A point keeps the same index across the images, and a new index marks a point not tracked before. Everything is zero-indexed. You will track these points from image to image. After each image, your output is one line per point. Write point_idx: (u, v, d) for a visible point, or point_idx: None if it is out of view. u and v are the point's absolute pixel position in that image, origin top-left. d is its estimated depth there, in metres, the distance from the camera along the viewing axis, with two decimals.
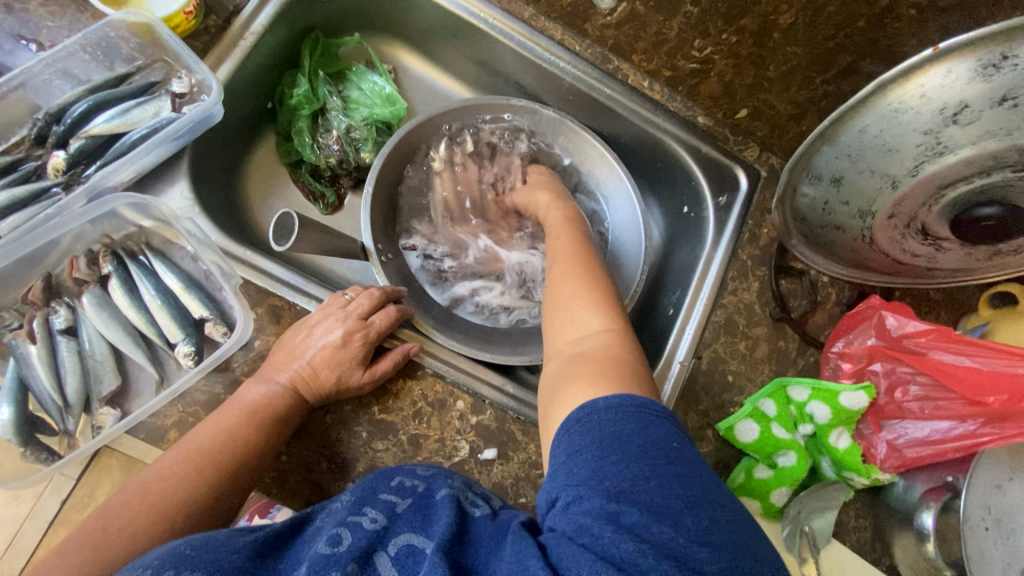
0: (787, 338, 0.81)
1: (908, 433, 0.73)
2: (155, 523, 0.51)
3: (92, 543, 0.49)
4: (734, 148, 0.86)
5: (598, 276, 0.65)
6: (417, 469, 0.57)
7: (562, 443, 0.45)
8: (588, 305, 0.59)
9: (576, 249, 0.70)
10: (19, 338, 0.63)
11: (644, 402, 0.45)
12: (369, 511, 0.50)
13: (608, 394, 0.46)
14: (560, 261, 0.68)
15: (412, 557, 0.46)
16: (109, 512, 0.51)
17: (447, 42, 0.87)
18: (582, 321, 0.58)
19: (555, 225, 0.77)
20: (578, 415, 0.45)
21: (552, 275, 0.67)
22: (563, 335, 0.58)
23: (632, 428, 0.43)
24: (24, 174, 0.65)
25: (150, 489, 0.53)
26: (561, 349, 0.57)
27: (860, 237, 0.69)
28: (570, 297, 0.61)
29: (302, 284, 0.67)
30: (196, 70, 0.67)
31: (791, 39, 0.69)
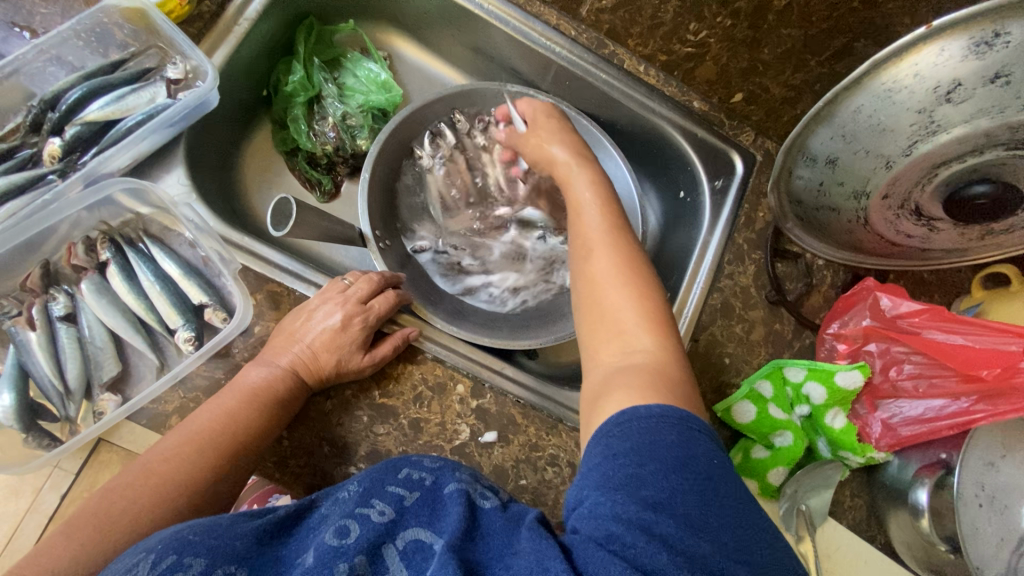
0: (783, 320, 0.82)
1: (902, 412, 0.75)
2: (159, 504, 0.51)
3: (95, 522, 0.49)
4: (729, 132, 0.86)
5: (644, 274, 0.60)
6: (423, 461, 0.57)
7: (598, 446, 0.46)
8: (637, 315, 0.57)
9: (599, 229, 0.65)
10: (18, 326, 0.63)
11: (683, 414, 0.46)
12: (378, 504, 0.49)
13: (651, 402, 0.47)
14: (592, 248, 0.63)
15: (420, 553, 0.45)
16: (110, 495, 0.51)
17: (442, 29, 0.87)
18: (631, 332, 0.56)
19: (580, 192, 0.70)
20: (618, 419, 0.46)
21: (585, 266, 0.62)
22: (609, 344, 0.56)
23: (673, 441, 0.43)
24: (20, 161, 0.65)
25: (152, 470, 0.53)
26: (606, 358, 0.56)
27: (855, 218, 0.70)
28: (616, 305, 0.58)
29: (301, 271, 0.67)
30: (190, 56, 0.66)
31: (785, 21, 0.69)
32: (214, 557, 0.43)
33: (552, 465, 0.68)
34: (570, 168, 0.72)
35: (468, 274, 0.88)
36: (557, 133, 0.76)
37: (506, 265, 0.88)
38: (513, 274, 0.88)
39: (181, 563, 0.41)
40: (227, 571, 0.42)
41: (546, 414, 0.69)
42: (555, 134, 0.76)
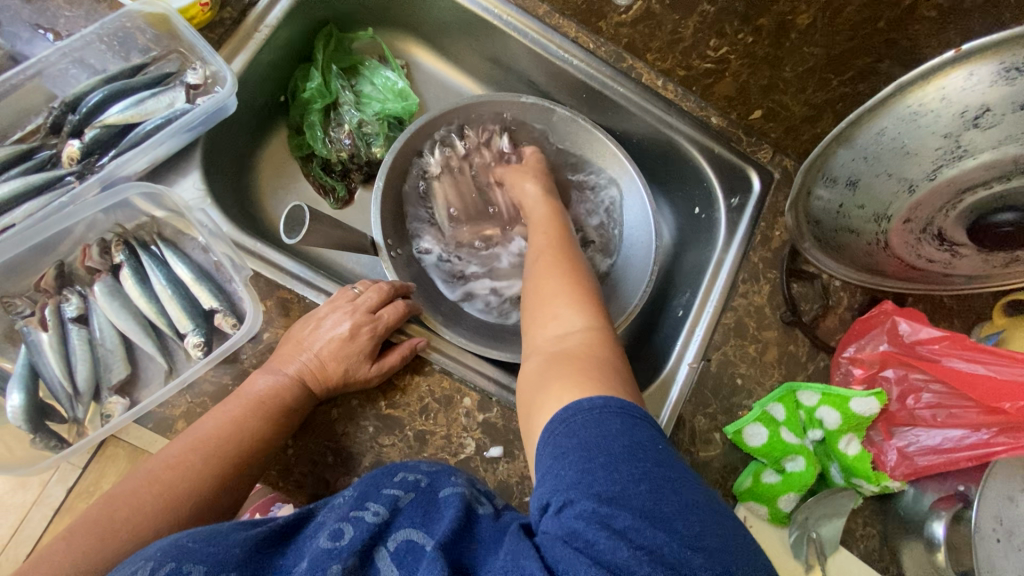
0: (798, 342, 0.80)
1: (919, 441, 0.73)
2: (162, 510, 0.51)
3: (100, 530, 0.49)
4: (747, 149, 0.85)
5: (583, 278, 0.65)
6: (420, 465, 0.56)
7: (547, 447, 0.44)
8: (573, 305, 0.60)
9: (549, 246, 0.71)
10: (32, 326, 0.63)
11: (624, 404, 0.45)
12: (371, 506, 0.48)
13: (592, 395, 0.46)
14: (545, 255, 0.69)
15: (411, 552, 0.44)
16: (112, 501, 0.51)
17: (461, 39, 0.87)
18: (566, 321, 0.58)
19: (538, 216, 0.79)
20: (562, 417, 0.45)
21: (530, 275, 0.67)
22: (546, 332, 0.58)
23: (617, 429, 0.42)
24: (40, 162, 0.65)
25: (157, 478, 0.53)
26: (541, 346, 0.57)
27: (874, 241, 0.69)
28: (552, 295, 0.61)
29: (311, 278, 0.67)
30: (210, 61, 0.67)
31: (808, 40, 0.68)
32: (213, 565, 0.42)
33: None
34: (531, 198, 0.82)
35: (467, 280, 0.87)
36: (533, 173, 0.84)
37: (514, 274, 0.87)
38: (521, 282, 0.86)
39: (181, 570, 0.41)
40: None
41: None
42: (529, 169, 0.85)
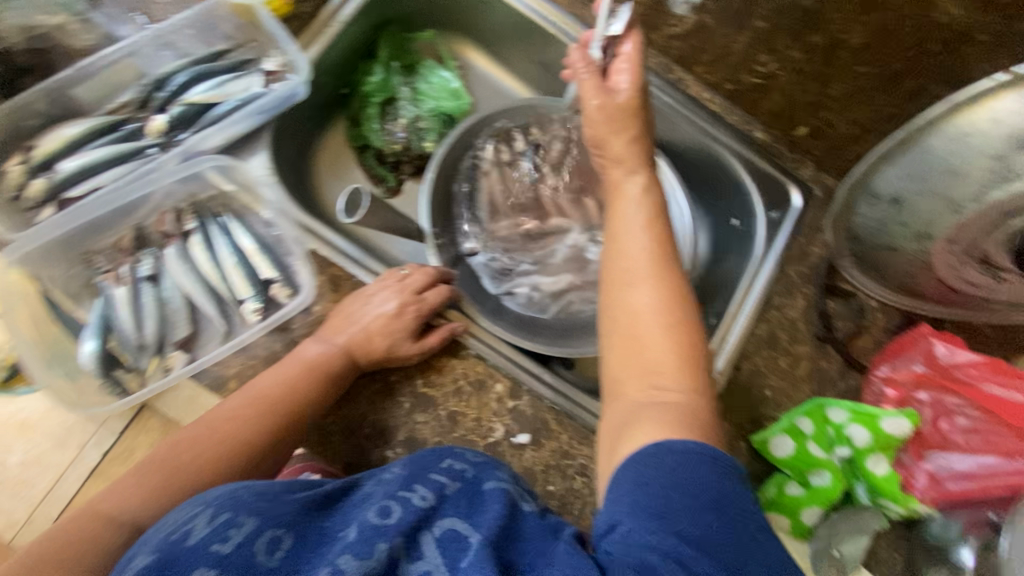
0: (830, 358, 0.80)
1: (950, 465, 0.72)
2: (222, 460, 0.55)
3: (166, 470, 0.53)
4: (789, 165, 0.87)
5: (686, 307, 0.55)
6: (466, 454, 0.57)
7: (628, 471, 0.45)
8: (674, 351, 0.53)
9: (648, 261, 0.57)
10: (108, 280, 0.69)
11: (716, 453, 0.45)
12: (419, 489, 0.50)
13: (686, 438, 0.46)
14: (644, 274, 0.57)
15: (456, 542, 0.45)
16: (176, 447, 0.55)
17: (515, 44, 0.91)
18: (668, 370, 0.52)
19: (632, 219, 0.61)
20: (654, 449, 0.45)
21: (617, 295, 0.57)
22: (639, 378, 0.52)
23: (707, 480, 0.43)
24: (126, 133, 0.70)
25: (217, 427, 0.56)
26: (634, 392, 0.52)
27: (915, 260, 0.71)
28: (652, 336, 0.53)
29: (361, 258, 0.71)
30: (287, 51, 0.71)
31: (860, 59, 0.69)
32: (265, 518, 0.45)
33: (580, 475, 0.68)
34: (628, 173, 0.63)
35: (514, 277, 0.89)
36: (636, 128, 0.64)
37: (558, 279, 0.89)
38: (569, 275, 0.89)
39: (234, 520, 0.44)
40: (274, 534, 0.44)
41: (580, 424, 0.70)
42: (625, 119, 0.63)
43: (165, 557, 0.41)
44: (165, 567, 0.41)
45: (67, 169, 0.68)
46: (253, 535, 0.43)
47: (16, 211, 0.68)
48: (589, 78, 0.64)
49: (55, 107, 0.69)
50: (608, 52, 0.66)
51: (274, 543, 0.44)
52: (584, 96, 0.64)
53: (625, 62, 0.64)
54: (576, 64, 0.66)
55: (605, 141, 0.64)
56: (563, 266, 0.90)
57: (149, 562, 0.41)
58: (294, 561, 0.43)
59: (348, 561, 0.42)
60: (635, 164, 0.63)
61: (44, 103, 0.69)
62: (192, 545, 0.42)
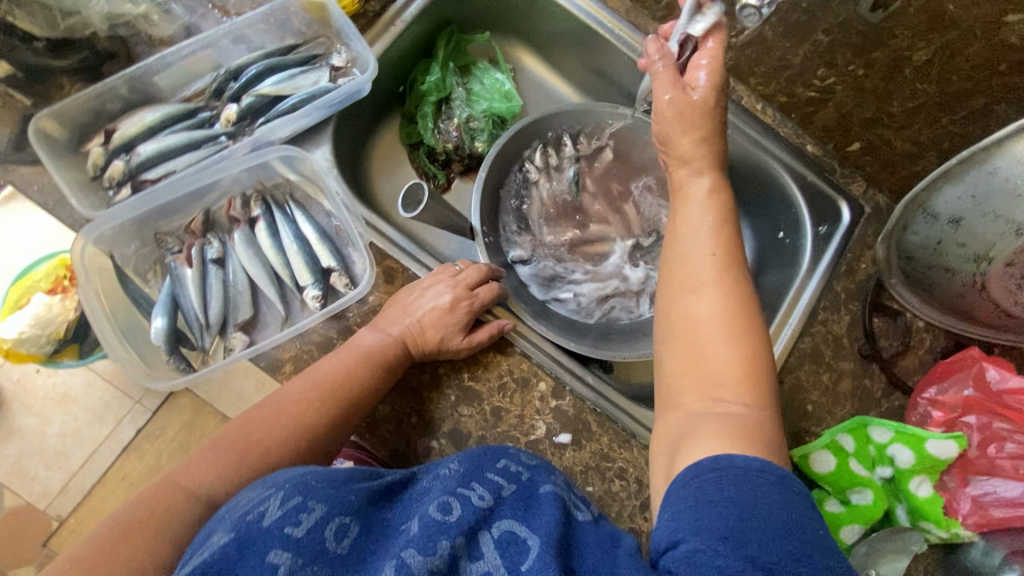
0: (873, 377, 0.80)
1: (996, 492, 0.71)
2: (288, 440, 0.58)
3: (238, 446, 0.56)
4: (839, 180, 0.87)
5: (750, 317, 0.54)
6: (521, 455, 0.59)
7: (688, 488, 0.44)
8: (736, 362, 0.52)
9: (711, 269, 0.57)
10: (178, 261, 0.72)
11: (783, 474, 0.44)
12: (478, 488, 0.51)
13: (748, 454, 0.45)
14: (710, 283, 0.56)
15: (514, 545, 0.47)
16: (248, 424, 0.58)
17: (569, 50, 0.92)
18: (728, 381, 0.51)
19: (697, 225, 0.60)
20: (714, 465, 0.44)
21: (677, 302, 0.57)
22: (698, 387, 0.52)
23: (778, 500, 0.42)
24: (200, 121, 0.74)
25: (285, 409, 0.59)
26: (691, 400, 0.52)
27: (970, 282, 0.70)
28: (715, 347, 0.53)
29: (415, 252, 0.72)
30: (354, 47, 0.74)
31: (922, 77, 0.68)
32: (333, 505, 0.47)
33: (619, 478, 0.69)
34: (694, 173, 0.63)
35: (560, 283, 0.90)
36: (704, 129, 0.62)
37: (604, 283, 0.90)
38: (616, 282, 0.89)
39: (305, 505, 0.46)
40: (342, 521, 0.47)
41: (620, 427, 0.71)
42: (699, 117, 0.62)
43: (241, 535, 0.44)
44: (241, 544, 0.43)
45: (146, 153, 0.72)
46: (321, 522, 0.46)
47: (95, 190, 0.72)
48: (664, 69, 0.64)
49: (136, 93, 0.73)
50: (686, 47, 0.65)
51: (342, 531, 0.46)
52: (657, 88, 0.63)
53: (704, 57, 0.63)
54: (652, 55, 0.65)
55: (672, 136, 0.63)
56: (612, 273, 0.90)
57: (226, 540, 0.44)
58: (359, 551, 0.46)
59: (412, 555, 0.44)
60: (702, 165, 0.63)
61: (126, 89, 0.72)
62: (267, 526, 0.44)
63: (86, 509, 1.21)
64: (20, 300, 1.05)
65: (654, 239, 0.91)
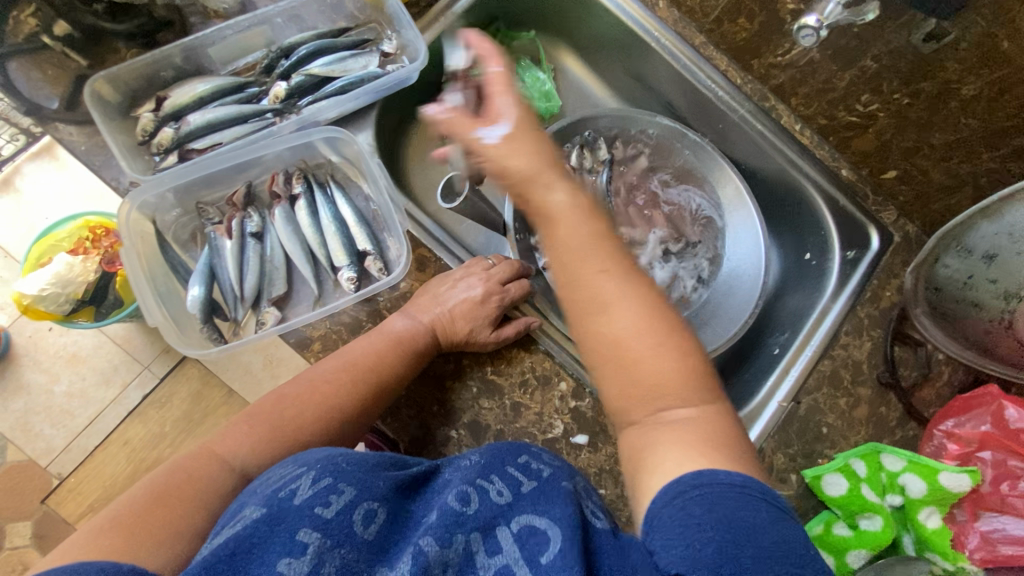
0: (890, 406, 0.79)
1: (1005, 529, 0.72)
2: (319, 419, 0.59)
3: (274, 421, 0.58)
4: (872, 208, 0.86)
5: (663, 316, 0.55)
6: (543, 455, 0.58)
7: (675, 511, 0.44)
8: (670, 370, 0.53)
9: (614, 283, 0.55)
10: (218, 232, 0.72)
11: (766, 489, 0.45)
12: (496, 482, 0.51)
13: (733, 471, 0.46)
14: (619, 301, 0.54)
15: (533, 537, 0.46)
16: (281, 401, 0.60)
17: (612, 54, 0.93)
18: (672, 389, 0.53)
19: (578, 239, 0.57)
20: (697, 483, 0.45)
21: (597, 325, 0.55)
22: (643, 402, 0.53)
23: (764, 519, 0.43)
24: (248, 96, 0.76)
25: (318, 388, 0.61)
26: (649, 415, 0.53)
27: (998, 319, 0.71)
28: (646, 364, 0.53)
29: (447, 242, 0.73)
30: (406, 35, 0.75)
31: (967, 110, 0.68)
32: (362, 489, 0.48)
33: None
34: (544, 188, 0.58)
35: None
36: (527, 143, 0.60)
37: None
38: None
39: (336, 487, 0.47)
40: (369, 506, 0.47)
41: None
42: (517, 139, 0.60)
43: (273, 511, 0.45)
44: (272, 520, 0.44)
45: (195, 122, 0.73)
46: (350, 505, 0.46)
47: (141, 154, 0.73)
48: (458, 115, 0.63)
49: (189, 63, 0.74)
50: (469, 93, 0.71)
51: (370, 516, 0.46)
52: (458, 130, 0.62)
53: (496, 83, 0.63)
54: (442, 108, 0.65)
55: (503, 163, 0.59)
56: None
57: (258, 514, 0.45)
58: (383, 539, 0.46)
59: (429, 544, 0.44)
60: (546, 179, 0.58)
61: (179, 58, 0.73)
62: (298, 504, 0.45)
63: (88, 468, 1.23)
64: (41, 259, 1.08)
65: (682, 245, 0.93)
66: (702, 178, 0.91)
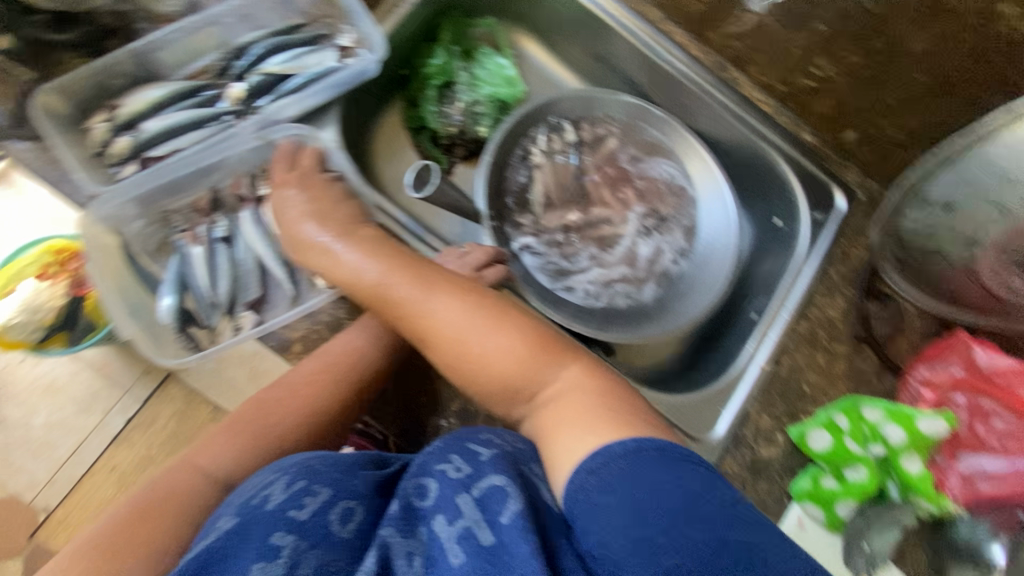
0: (866, 359, 0.82)
1: (983, 467, 0.74)
2: (300, 424, 0.62)
3: (255, 429, 0.61)
4: (834, 168, 0.88)
5: (492, 309, 0.63)
6: (505, 435, 0.58)
7: (583, 498, 0.49)
8: (518, 364, 0.61)
9: (437, 307, 0.62)
10: (185, 240, 0.74)
11: (658, 446, 0.50)
12: (455, 459, 0.51)
13: (624, 438, 0.52)
14: (444, 322, 0.62)
15: (494, 500, 0.46)
16: (261, 406, 0.62)
17: (571, 36, 0.93)
18: (526, 379, 0.60)
19: (391, 280, 0.64)
20: (592, 467, 0.50)
21: (444, 345, 0.62)
22: (515, 403, 0.62)
23: (661, 481, 0.48)
24: (204, 99, 0.74)
25: (297, 391, 0.63)
26: (526, 401, 0.61)
27: (958, 265, 0.74)
28: (496, 372, 0.61)
29: (421, 234, 0.76)
30: (362, 28, 0.73)
31: (918, 65, 0.70)
32: (338, 489, 0.49)
33: None
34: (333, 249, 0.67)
35: (569, 275, 0.91)
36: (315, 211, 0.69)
37: (617, 261, 0.93)
38: (622, 268, 0.92)
39: (309, 489, 0.48)
40: (347, 505, 0.48)
41: None
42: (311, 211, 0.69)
43: (246, 518, 0.46)
44: (243, 527, 0.45)
45: (152, 129, 0.72)
46: (327, 504, 0.47)
47: (99, 166, 0.72)
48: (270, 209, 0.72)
49: (141, 69, 0.72)
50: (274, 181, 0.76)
51: (347, 513, 0.47)
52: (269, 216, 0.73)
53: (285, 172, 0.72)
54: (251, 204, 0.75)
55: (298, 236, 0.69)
56: (618, 260, 0.93)
57: (230, 525, 0.46)
58: (363, 536, 0.47)
59: (391, 535, 0.46)
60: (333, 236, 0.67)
61: (130, 64, 0.71)
62: (271, 509, 0.46)
63: (74, 502, 1.19)
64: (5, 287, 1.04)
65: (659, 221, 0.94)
66: (669, 150, 0.92)
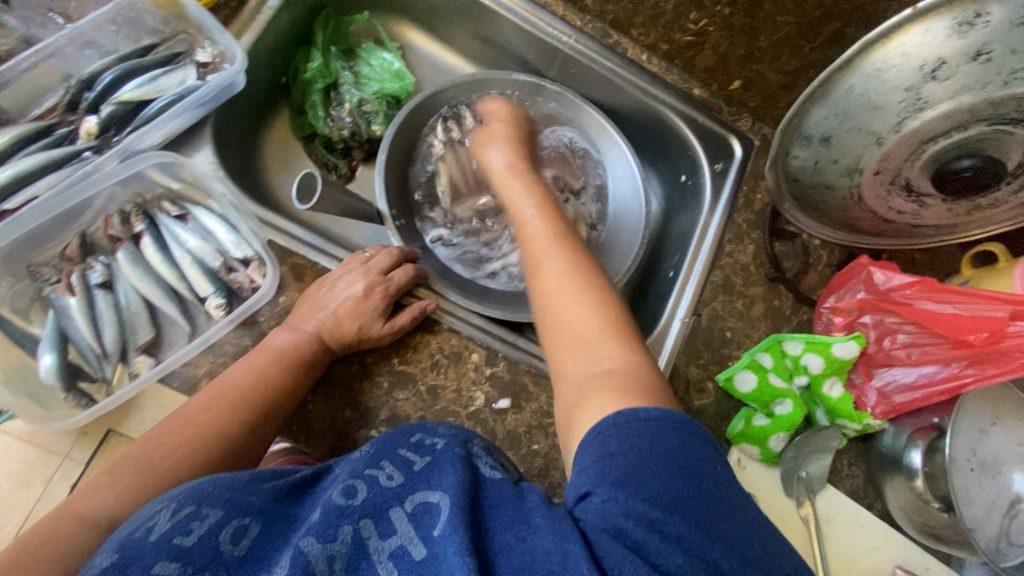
0: (782, 296, 0.85)
1: (896, 379, 0.79)
2: (195, 451, 0.58)
3: (140, 466, 0.56)
4: (729, 119, 0.90)
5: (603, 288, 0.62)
6: (438, 429, 0.56)
7: (595, 444, 0.46)
8: (600, 329, 0.58)
9: (557, 262, 0.66)
10: (58, 291, 0.71)
11: (683, 420, 0.47)
12: (386, 467, 0.50)
13: (650, 406, 0.48)
14: (559, 274, 0.64)
15: (427, 514, 0.44)
16: (154, 442, 0.58)
17: (452, 21, 0.91)
18: (597, 344, 0.57)
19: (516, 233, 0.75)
20: (615, 420, 0.47)
21: (544, 294, 0.64)
22: (576, 361, 0.56)
23: (673, 442, 0.45)
24: (58, 138, 0.71)
25: (190, 421, 0.60)
26: (585, 367, 0.55)
27: (848, 195, 0.75)
28: (577, 327, 0.59)
29: (321, 245, 0.73)
30: (220, 40, 0.71)
31: (782, 8, 0.72)
32: (229, 509, 0.46)
33: None
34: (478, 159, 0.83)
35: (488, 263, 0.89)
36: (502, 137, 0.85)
37: None
38: None
39: (199, 513, 0.45)
40: (240, 522, 0.45)
41: None
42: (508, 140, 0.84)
43: (127, 553, 0.42)
44: (126, 559, 0.41)
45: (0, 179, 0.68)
46: (216, 526, 0.44)
47: None
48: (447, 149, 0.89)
49: None
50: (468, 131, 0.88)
51: (240, 532, 0.44)
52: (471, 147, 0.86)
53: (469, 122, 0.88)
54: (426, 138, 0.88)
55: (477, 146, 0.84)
56: None
57: (110, 561, 0.42)
58: (260, 548, 0.44)
59: (310, 543, 0.42)
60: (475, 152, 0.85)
61: None
62: (156, 539, 0.43)
63: None
64: None
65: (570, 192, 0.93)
66: (569, 120, 0.92)
